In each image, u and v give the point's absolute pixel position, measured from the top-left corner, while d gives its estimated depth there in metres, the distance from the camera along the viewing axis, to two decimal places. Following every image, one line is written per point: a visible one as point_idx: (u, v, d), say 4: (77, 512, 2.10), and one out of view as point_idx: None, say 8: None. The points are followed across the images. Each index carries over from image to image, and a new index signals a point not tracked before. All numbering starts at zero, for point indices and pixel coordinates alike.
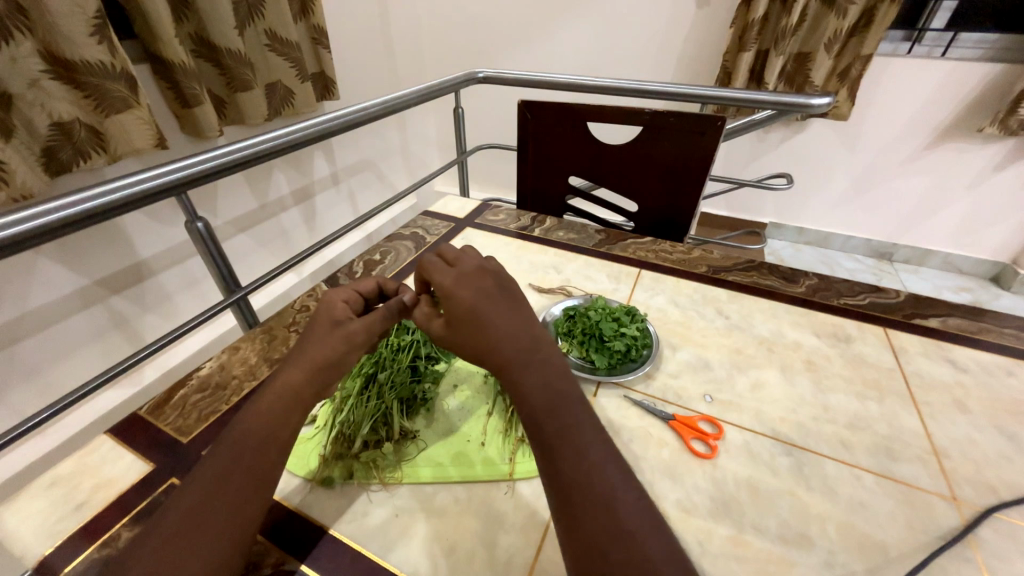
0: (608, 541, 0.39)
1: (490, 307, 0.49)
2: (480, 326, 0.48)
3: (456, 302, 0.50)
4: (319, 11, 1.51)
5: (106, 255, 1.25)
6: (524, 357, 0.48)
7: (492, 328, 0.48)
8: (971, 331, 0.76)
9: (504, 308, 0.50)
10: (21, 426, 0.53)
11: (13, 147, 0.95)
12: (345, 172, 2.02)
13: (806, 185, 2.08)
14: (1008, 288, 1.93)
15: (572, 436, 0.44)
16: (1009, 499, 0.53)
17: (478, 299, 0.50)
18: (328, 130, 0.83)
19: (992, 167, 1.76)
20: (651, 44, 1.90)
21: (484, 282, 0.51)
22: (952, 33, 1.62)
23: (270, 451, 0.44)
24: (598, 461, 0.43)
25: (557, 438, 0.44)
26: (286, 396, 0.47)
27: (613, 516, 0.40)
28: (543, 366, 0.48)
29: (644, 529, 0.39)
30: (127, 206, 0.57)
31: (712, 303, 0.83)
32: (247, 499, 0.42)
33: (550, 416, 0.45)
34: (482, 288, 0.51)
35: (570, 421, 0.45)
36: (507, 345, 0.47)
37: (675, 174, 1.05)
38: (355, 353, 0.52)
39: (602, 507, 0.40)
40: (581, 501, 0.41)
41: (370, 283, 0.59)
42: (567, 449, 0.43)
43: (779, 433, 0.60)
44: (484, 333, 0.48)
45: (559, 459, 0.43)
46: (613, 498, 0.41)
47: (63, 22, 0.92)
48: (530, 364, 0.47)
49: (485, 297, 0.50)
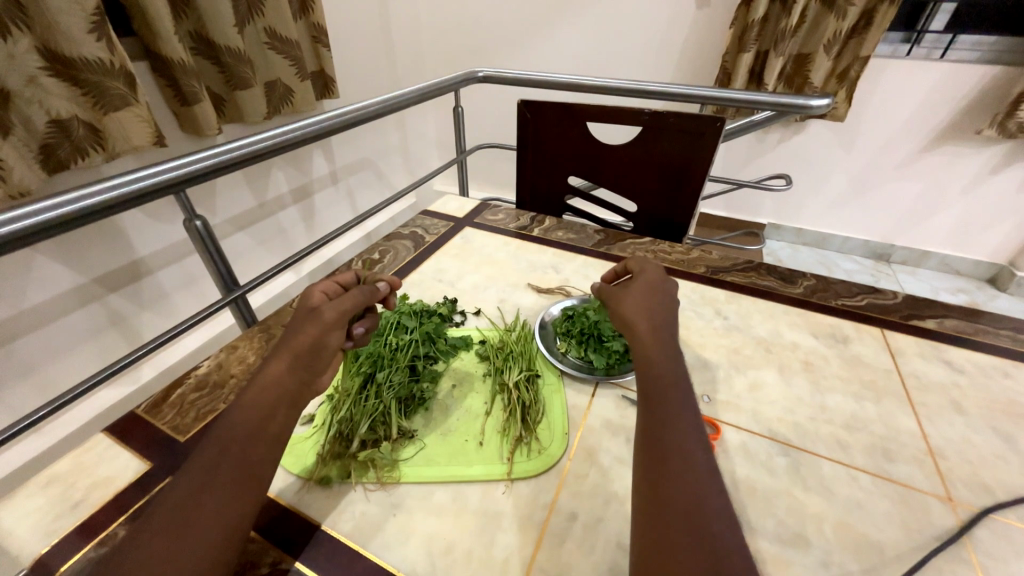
0: (685, 516, 0.39)
1: (650, 294, 0.57)
2: (644, 302, 0.56)
3: (637, 283, 0.59)
4: (318, 9, 1.50)
5: (104, 252, 1.25)
6: (661, 331, 0.53)
7: (655, 304, 0.56)
8: (968, 332, 0.77)
9: (665, 303, 0.57)
10: (18, 425, 0.53)
11: (9, 144, 0.94)
12: (344, 171, 2.02)
13: (805, 186, 2.08)
14: (1005, 289, 1.94)
15: (674, 417, 0.46)
16: (1004, 500, 0.54)
17: (659, 286, 0.59)
18: (326, 130, 0.82)
19: (990, 168, 1.77)
20: (652, 45, 1.90)
21: (670, 287, 0.59)
22: (952, 35, 1.60)
23: (259, 443, 0.45)
24: (693, 445, 0.44)
25: (663, 413, 0.46)
26: (279, 385, 0.48)
27: (696, 499, 0.40)
28: (668, 348, 0.52)
29: (721, 517, 0.39)
30: (131, 201, 0.57)
31: (711, 303, 0.83)
32: (237, 492, 0.42)
33: (658, 394, 0.48)
34: (659, 286, 0.59)
35: (673, 402, 0.47)
36: (652, 320, 0.54)
37: (673, 175, 1.05)
38: (334, 336, 0.52)
39: (683, 485, 0.41)
40: (666, 475, 0.42)
41: (350, 275, 0.62)
42: (666, 426, 0.45)
43: (777, 433, 0.61)
44: (643, 307, 0.55)
45: (657, 433, 0.45)
46: (695, 482, 0.41)
47: (62, 19, 0.92)
48: (662, 344, 0.52)
49: (660, 287, 0.58)
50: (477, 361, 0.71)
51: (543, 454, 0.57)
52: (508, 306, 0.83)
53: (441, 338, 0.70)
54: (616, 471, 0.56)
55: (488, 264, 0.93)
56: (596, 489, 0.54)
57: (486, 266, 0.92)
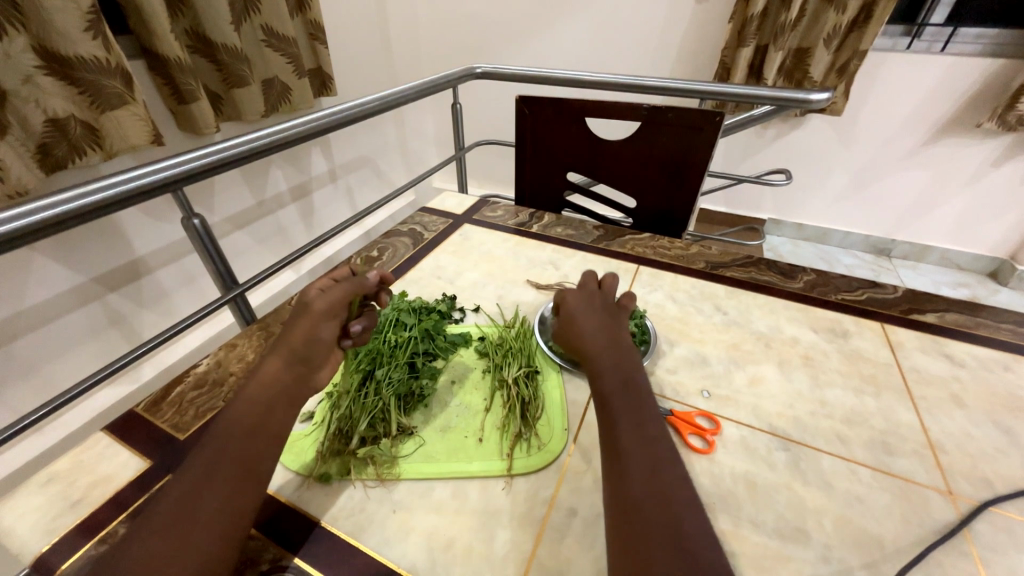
0: (651, 507, 0.42)
1: (592, 312, 0.62)
2: (587, 321, 0.61)
3: (573, 310, 0.63)
4: (315, 6, 1.50)
5: (102, 251, 1.25)
6: (608, 352, 0.57)
7: (588, 326, 0.60)
8: (969, 326, 0.76)
9: (606, 318, 0.62)
10: (17, 425, 0.53)
11: (7, 143, 0.94)
12: (343, 169, 2.01)
13: (805, 181, 2.08)
14: (1005, 283, 1.94)
15: (631, 419, 0.49)
16: (1004, 492, 0.54)
17: (586, 309, 0.63)
18: (322, 127, 0.81)
19: (990, 161, 1.76)
20: (651, 40, 1.89)
21: (599, 304, 0.64)
22: (951, 28, 1.61)
23: (257, 440, 0.45)
24: (649, 441, 0.47)
25: (620, 418, 0.50)
26: (275, 381, 0.49)
27: (660, 490, 0.43)
28: (621, 360, 0.56)
29: (682, 503, 0.42)
30: (127, 201, 0.57)
31: (710, 299, 0.83)
32: (232, 488, 0.42)
33: (619, 408, 0.51)
34: (598, 304, 0.64)
35: (632, 414, 0.50)
36: (604, 337, 0.59)
37: (673, 170, 1.05)
38: (326, 327, 0.53)
39: (646, 479, 0.44)
40: (632, 483, 0.44)
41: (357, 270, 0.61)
42: (630, 436, 0.48)
43: (777, 428, 0.60)
44: (587, 327, 0.60)
45: (616, 437, 0.48)
46: (657, 476, 0.44)
47: (57, 17, 0.91)
48: (608, 360, 0.56)
49: (593, 310, 0.63)
50: (477, 358, 0.71)
51: (543, 451, 0.57)
52: (507, 303, 0.83)
53: (441, 335, 0.70)
54: None
55: (487, 261, 0.93)
56: (595, 487, 0.54)
57: (485, 263, 0.92)
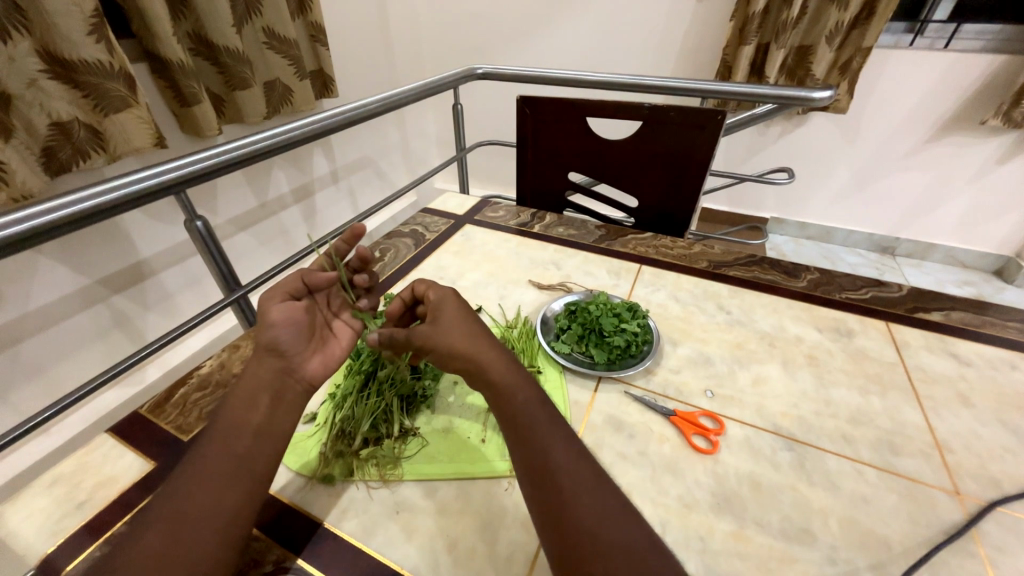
0: (597, 525, 0.40)
1: (459, 318, 0.54)
2: (459, 331, 0.53)
3: (444, 316, 0.54)
4: (317, 8, 1.50)
5: (106, 254, 1.25)
6: (499, 362, 0.51)
7: (465, 333, 0.52)
8: (974, 325, 0.76)
9: (475, 320, 0.55)
10: (21, 427, 0.53)
11: (12, 147, 0.94)
12: (345, 170, 2.02)
13: (808, 180, 2.07)
14: (1011, 281, 1.92)
15: (555, 432, 0.47)
16: (1011, 492, 0.53)
17: (455, 313, 0.55)
18: (325, 128, 0.81)
19: (995, 158, 1.75)
20: (652, 39, 1.89)
21: (467, 307, 0.57)
22: (954, 24, 1.61)
23: (244, 437, 0.45)
24: (578, 456, 0.45)
25: (539, 434, 0.46)
26: (257, 376, 0.50)
27: (600, 506, 0.42)
28: (515, 367, 0.51)
29: (628, 513, 0.42)
30: (128, 203, 0.57)
31: (713, 298, 0.82)
32: (226, 486, 0.42)
33: (532, 425, 0.47)
34: (460, 308, 0.56)
35: (550, 428, 0.47)
36: (484, 341, 0.52)
37: (675, 169, 1.04)
38: (274, 308, 0.53)
39: (591, 495, 0.42)
40: (574, 504, 0.42)
41: (317, 259, 0.64)
42: (557, 452, 0.45)
43: (782, 428, 0.60)
44: (466, 338, 0.52)
45: (545, 455, 0.45)
46: (598, 491, 0.43)
47: (62, 21, 0.92)
48: (506, 372, 0.50)
49: (462, 315, 0.55)
50: None
51: None
52: (509, 304, 0.83)
53: None
54: (619, 467, 0.56)
55: (488, 261, 0.93)
56: None
57: (487, 264, 0.92)
